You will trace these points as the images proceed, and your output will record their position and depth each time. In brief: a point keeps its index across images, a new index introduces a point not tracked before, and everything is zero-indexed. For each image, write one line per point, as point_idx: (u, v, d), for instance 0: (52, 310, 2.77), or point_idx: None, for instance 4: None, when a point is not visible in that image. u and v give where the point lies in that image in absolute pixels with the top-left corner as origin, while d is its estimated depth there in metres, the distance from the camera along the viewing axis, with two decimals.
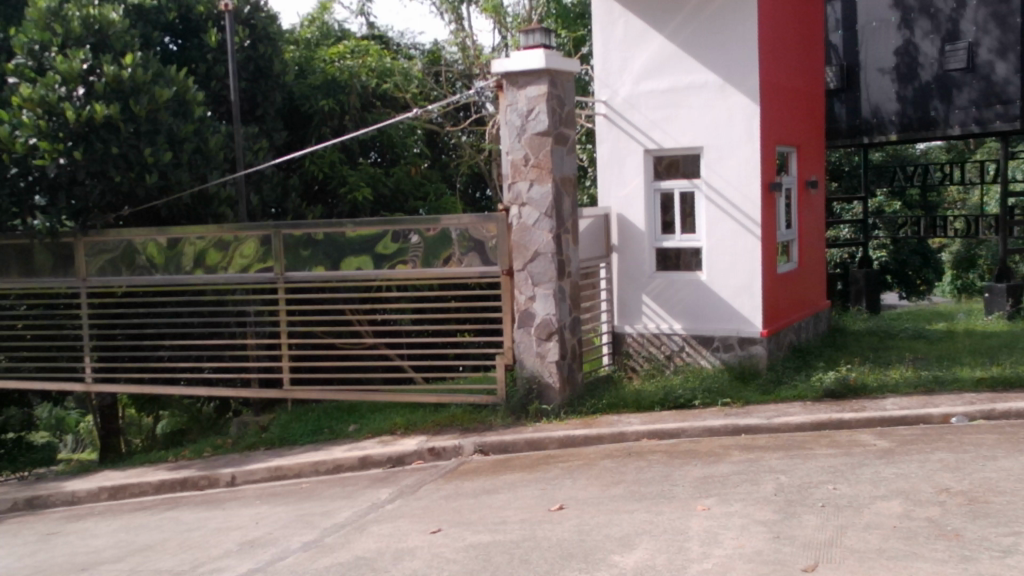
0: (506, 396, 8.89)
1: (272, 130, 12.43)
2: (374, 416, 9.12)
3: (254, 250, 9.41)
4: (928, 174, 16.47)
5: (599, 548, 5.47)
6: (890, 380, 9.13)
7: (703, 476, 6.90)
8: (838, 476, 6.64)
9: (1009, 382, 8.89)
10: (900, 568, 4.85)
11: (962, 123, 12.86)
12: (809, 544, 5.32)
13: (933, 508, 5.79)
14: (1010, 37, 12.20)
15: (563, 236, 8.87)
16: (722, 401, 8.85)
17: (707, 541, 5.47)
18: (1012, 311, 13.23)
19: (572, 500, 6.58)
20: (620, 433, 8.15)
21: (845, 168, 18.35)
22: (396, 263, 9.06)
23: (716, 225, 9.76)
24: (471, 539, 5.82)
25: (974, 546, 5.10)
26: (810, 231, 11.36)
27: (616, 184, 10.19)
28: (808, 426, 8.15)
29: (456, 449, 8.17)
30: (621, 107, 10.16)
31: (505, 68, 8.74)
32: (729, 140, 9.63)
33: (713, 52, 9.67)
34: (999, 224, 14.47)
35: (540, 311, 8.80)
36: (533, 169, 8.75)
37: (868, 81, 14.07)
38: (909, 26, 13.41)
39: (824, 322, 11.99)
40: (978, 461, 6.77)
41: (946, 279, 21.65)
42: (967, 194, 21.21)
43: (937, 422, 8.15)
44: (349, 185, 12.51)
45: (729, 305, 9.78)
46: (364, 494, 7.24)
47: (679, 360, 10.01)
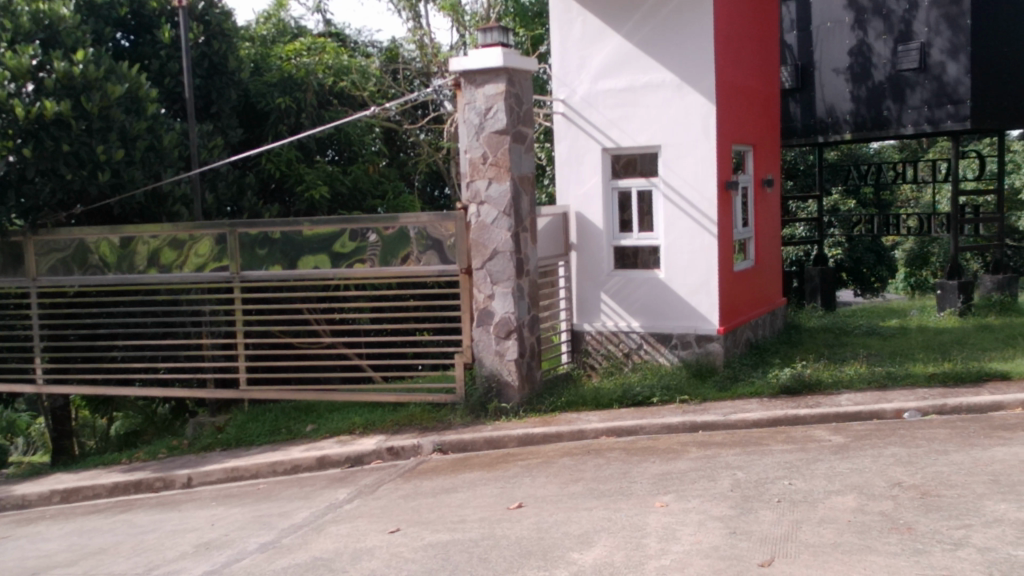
0: (465, 395, 8.87)
1: (227, 128, 12.28)
2: (332, 416, 9.06)
3: (209, 249, 9.30)
4: (882, 173, 16.70)
5: (558, 546, 5.48)
6: (844, 376, 9.25)
7: (661, 473, 6.94)
8: (794, 472, 6.71)
9: (959, 378, 9.06)
10: (855, 562, 4.91)
11: (914, 122, 13.06)
12: (765, 539, 5.37)
13: (886, 502, 5.88)
14: (960, 38, 12.42)
15: (522, 234, 8.87)
16: (680, 398, 8.91)
17: (665, 537, 5.50)
18: (963, 307, 13.46)
19: (531, 498, 6.58)
20: (579, 431, 8.18)
21: (800, 166, 18.60)
22: (354, 262, 9.02)
23: (673, 224, 9.82)
24: (430, 538, 5.80)
25: (926, 539, 5.18)
26: (766, 229, 11.46)
27: (574, 183, 10.21)
28: (765, 421, 8.25)
29: (415, 448, 8.14)
30: (579, 106, 10.19)
31: (463, 66, 8.72)
32: (686, 139, 9.69)
33: (670, 51, 9.73)
34: (951, 221, 14.66)
35: (499, 310, 8.80)
36: (491, 167, 8.75)
37: (823, 81, 14.21)
38: (862, 26, 13.60)
39: (780, 318, 12.11)
40: (930, 456, 6.88)
41: (899, 276, 21.95)
42: (920, 193, 21.55)
43: (890, 418, 8.27)
44: (306, 183, 12.43)
45: (686, 303, 9.84)
46: (322, 494, 7.20)
47: (637, 357, 10.07)
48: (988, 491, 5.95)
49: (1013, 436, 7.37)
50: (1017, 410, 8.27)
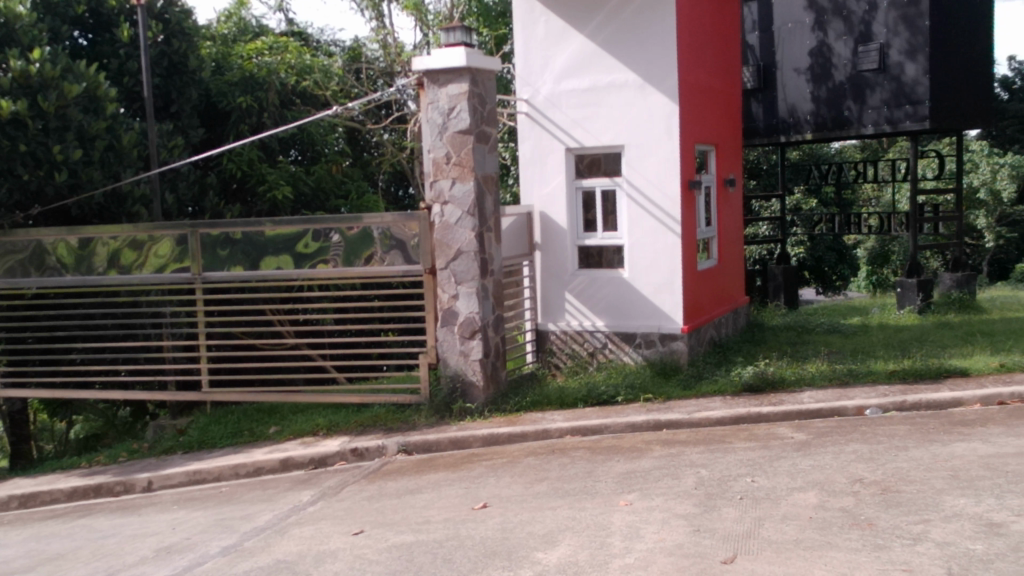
0: (430, 395, 8.85)
1: (188, 127, 12.12)
2: (295, 417, 8.99)
3: (169, 249, 9.20)
4: (843, 173, 16.87)
5: (523, 546, 5.48)
6: (806, 373, 9.33)
7: (625, 472, 6.96)
8: (756, 469, 6.76)
9: (919, 375, 9.17)
10: (816, 558, 4.96)
11: (874, 122, 13.21)
12: (728, 536, 5.40)
13: (848, 498, 5.94)
14: (919, 39, 12.58)
15: (486, 234, 8.87)
16: (644, 397, 8.94)
17: (629, 536, 5.52)
18: (923, 305, 13.64)
19: (496, 498, 6.58)
20: (544, 431, 8.19)
21: (763, 166, 18.81)
22: (317, 262, 8.97)
23: (637, 224, 9.86)
24: (394, 539, 5.78)
25: (886, 535, 5.23)
26: (729, 229, 11.53)
27: (538, 183, 10.23)
28: (728, 419, 8.31)
29: (379, 449, 8.11)
30: (543, 106, 10.20)
31: (426, 65, 8.69)
32: (649, 139, 9.73)
33: (633, 52, 9.77)
34: (910, 220, 14.83)
35: (463, 310, 8.79)
36: (454, 167, 8.73)
37: (784, 81, 14.31)
38: (822, 27, 13.73)
39: (743, 316, 12.20)
40: (890, 452, 6.96)
41: (861, 274, 22.20)
42: (881, 191, 21.80)
43: (852, 414, 8.36)
44: (268, 183, 12.34)
45: (650, 302, 9.88)
46: (285, 497, 7.14)
47: (601, 356, 10.10)
48: (947, 486, 6.03)
49: (971, 432, 7.47)
50: (975, 406, 8.39)
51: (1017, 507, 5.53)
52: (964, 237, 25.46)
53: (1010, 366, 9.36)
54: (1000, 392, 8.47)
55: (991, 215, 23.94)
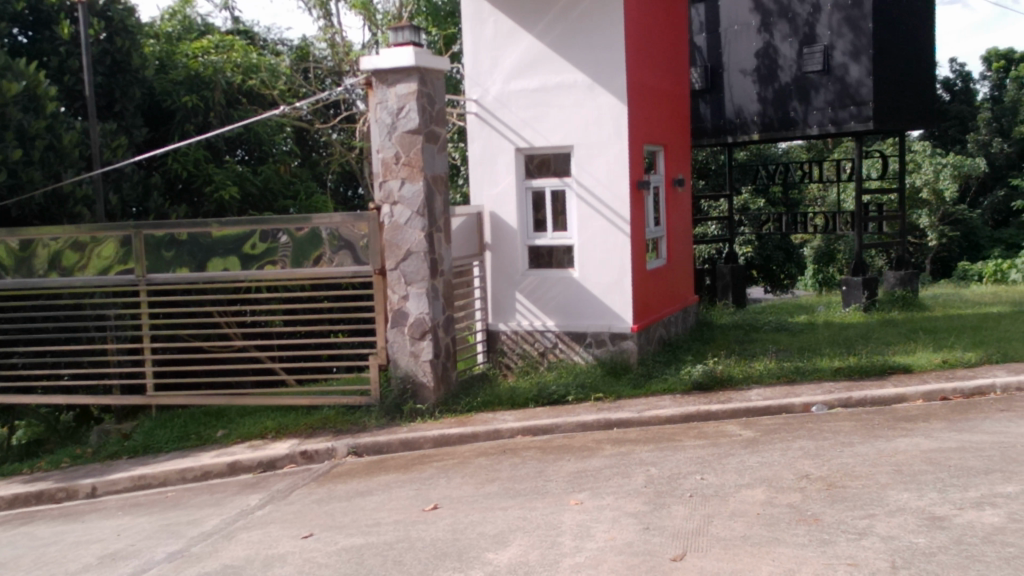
0: (380, 397, 8.79)
1: (131, 126, 11.93)
2: (243, 420, 8.89)
3: (113, 250, 9.06)
4: (789, 173, 17.09)
5: (473, 547, 5.47)
6: (754, 371, 9.44)
7: (576, 471, 6.99)
8: (705, 466, 6.82)
9: (864, 372, 9.33)
10: (764, 554, 5.01)
11: (819, 123, 13.39)
12: (677, 534, 5.44)
13: (795, 494, 6.01)
14: (862, 40, 12.78)
15: (435, 234, 8.84)
16: (595, 396, 8.98)
17: (579, 535, 5.54)
18: (867, 303, 13.86)
19: (446, 499, 6.56)
20: (495, 431, 8.19)
21: (711, 166, 19.07)
22: (264, 264, 8.88)
23: (587, 223, 9.90)
24: (344, 542, 5.74)
25: (832, 530, 5.31)
26: (678, 229, 11.63)
27: (488, 183, 10.22)
28: (678, 417, 8.37)
29: (329, 452, 8.05)
30: (493, 106, 10.20)
31: (375, 65, 8.64)
32: (599, 139, 9.77)
33: (582, 52, 9.80)
34: (855, 219, 15.05)
35: (413, 310, 8.76)
36: (403, 167, 8.69)
37: (731, 82, 14.46)
38: (768, 29, 13.92)
39: (692, 315, 12.29)
40: (836, 448, 7.06)
41: (807, 273, 22.52)
42: (826, 191, 22.14)
43: (799, 411, 8.48)
44: (215, 183, 12.21)
45: (600, 302, 9.92)
46: (233, 501, 7.06)
47: (552, 356, 10.12)
48: (890, 481, 6.14)
49: (915, 427, 7.61)
50: (919, 402, 8.56)
51: (959, 501, 5.64)
52: (908, 236, 25.96)
53: (952, 361, 9.56)
54: (942, 388, 8.66)
55: (933, 213, 24.45)
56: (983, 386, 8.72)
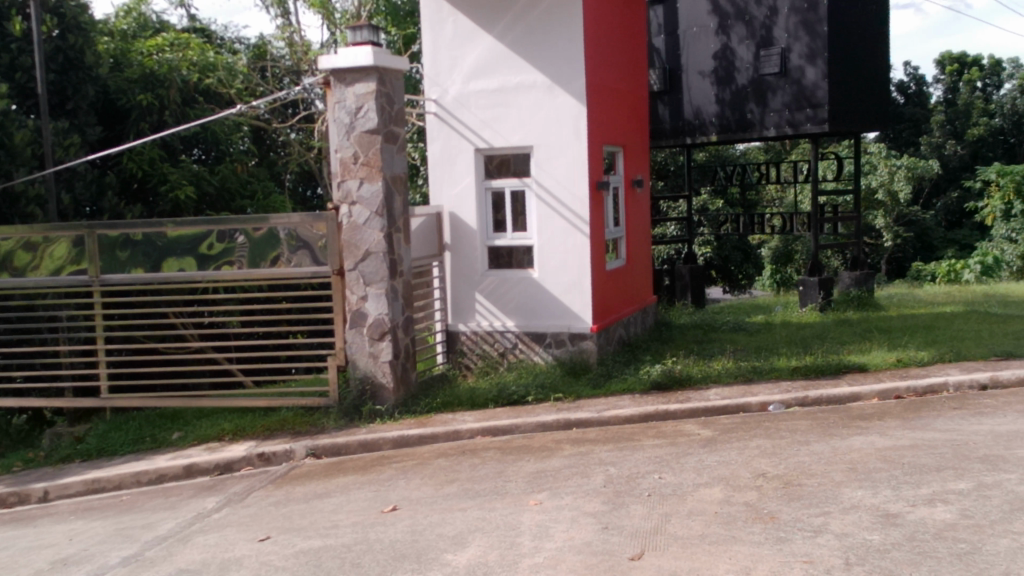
0: (338, 398, 8.74)
1: (85, 125, 11.77)
2: (200, 422, 8.79)
3: (66, 251, 8.92)
4: (747, 173, 17.24)
5: (432, 548, 5.45)
6: (713, 371, 9.51)
7: (535, 471, 7.00)
8: (664, 466, 6.86)
9: (819, 371, 9.44)
10: (721, 552, 5.05)
11: (776, 124, 13.52)
12: (636, 533, 5.47)
13: (752, 493, 6.07)
14: (817, 43, 12.93)
15: (394, 234, 8.80)
16: (554, 396, 8.99)
17: (538, 535, 5.55)
18: (824, 303, 14.02)
19: (405, 500, 6.54)
20: (454, 431, 8.17)
21: (670, 167, 19.24)
22: (221, 264, 8.80)
23: (547, 224, 9.91)
24: (302, 545, 5.70)
25: (788, 528, 5.36)
26: (637, 229, 11.68)
27: (448, 183, 10.20)
28: (637, 417, 8.41)
29: (287, 453, 7.99)
30: (452, 106, 10.18)
31: (333, 64, 8.58)
32: (558, 140, 9.79)
33: (541, 53, 9.82)
34: (812, 220, 15.21)
35: (372, 311, 8.71)
36: (362, 167, 8.64)
37: (689, 84, 14.55)
38: (725, 32, 14.04)
39: (651, 315, 12.35)
40: (792, 447, 7.14)
41: (765, 274, 22.73)
42: (783, 192, 22.38)
43: (756, 410, 8.56)
44: (171, 183, 12.06)
45: (560, 302, 9.94)
46: (189, 504, 6.98)
47: (512, 356, 10.12)
48: (845, 479, 6.21)
49: (869, 425, 7.72)
50: (873, 400, 8.68)
51: (911, 498, 5.72)
52: (864, 237, 26.29)
53: (906, 360, 9.70)
54: (896, 387, 8.79)
55: (888, 214, 24.79)
56: (936, 384, 8.85)
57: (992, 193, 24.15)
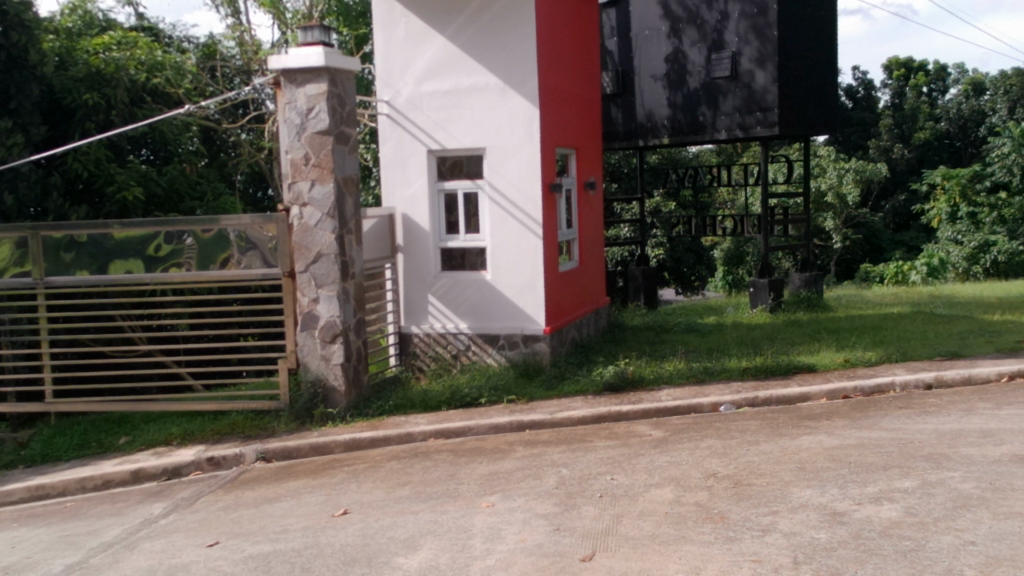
0: (290, 401, 8.66)
1: (29, 124, 11.53)
2: (148, 427, 8.66)
3: (9, 253, 8.76)
4: (700, 176, 17.39)
5: (383, 551, 5.43)
6: (664, 372, 9.58)
7: (488, 473, 6.99)
8: (616, 467, 6.89)
9: (770, 372, 9.54)
10: (671, 552, 5.08)
11: (727, 127, 13.65)
12: (587, 534, 5.48)
13: (703, 493, 6.12)
14: (768, 47, 13.07)
15: (346, 236, 8.75)
16: (507, 398, 8.99)
17: (490, 537, 5.54)
18: (774, 304, 14.17)
19: (357, 504, 6.50)
20: (407, 434, 8.14)
21: (623, 169, 19.42)
22: (169, 266, 8.71)
23: (500, 226, 9.91)
24: (251, 550, 5.64)
25: (738, 527, 5.41)
26: (590, 230, 11.72)
27: (400, 185, 10.17)
28: (589, 418, 8.43)
29: (237, 458, 7.91)
30: (404, 107, 10.15)
31: (283, 64, 8.51)
32: (511, 141, 9.80)
33: (493, 55, 9.82)
34: (763, 222, 15.35)
35: (324, 313, 8.65)
36: (313, 168, 8.58)
37: (642, 87, 14.65)
38: (677, 35, 14.16)
39: (604, 317, 12.37)
40: (742, 447, 7.20)
41: (717, 275, 22.92)
42: (736, 194, 22.64)
43: (707, 411, 8.62)
44: (117, 184, 11.88)
45: (513, 304, 9.94)
46: (136, 510, 6.87)
47: (465, 358, 10.10)
48: (794, 478, 6.28)
49: (818, 425, 7.80)
50: (822, 400, 8.78)
51: (858, 496, 5.80)
52: (814, 240, 26.65)
53: (854, 361, 9.85)
54: (844, 387, 8.91)
55: (837, 216, 25.13)
56: (883, 384, 8.98)
57: (939, 197, 24.57)
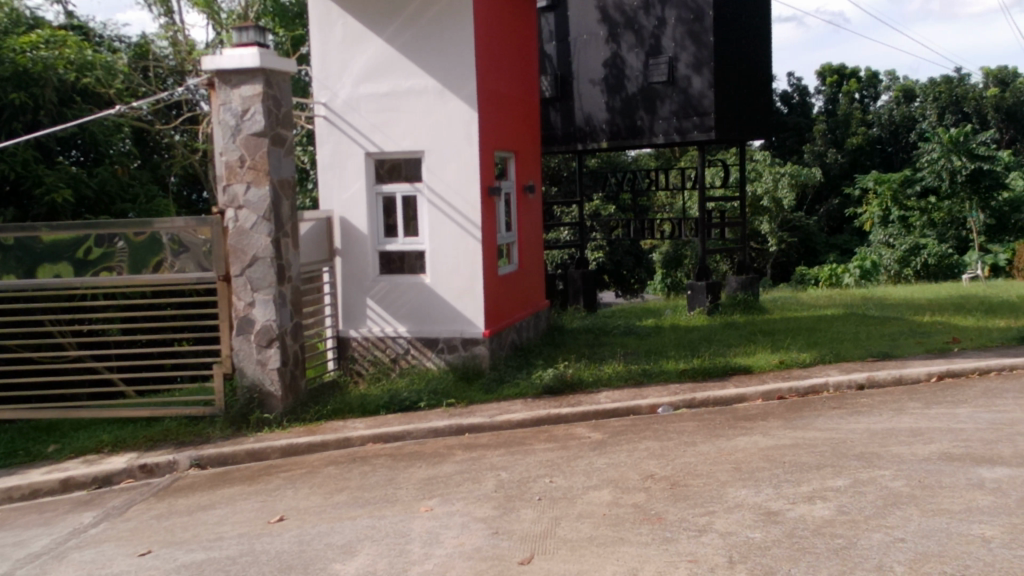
0: (225, 407, 8.53)
1: None
2: (78, 435, 8.45)
3: None
4: (638, 179, 17.53)
5: (320, 558, 5.37)
6: (604, 374, 9.63)
7: (427, 477, 6.96)
8: (555, 469, 6.91)
9: (707, 373, 9.65)
10: (609, 554, 5.11)
11: (665, 132, 13.78)
12: (526, 537, 5.49)
13: (640, 494, 6.16)
14: (704, 53, 13.24)
15: (283, 240, 8.65)
16: (446, 401, 8.96)
17: (428, 542, 5.51)
18: (711, 306, 14.31)
19: (293, 510, 6.42)
20: (345, 439, 8.07)
21: (563, 172, 19.66)
22: (100, 270, 8.52)
23: (438, 229, 9.88)
24: (184, 559, 5.54)
25: (674, 528, 5.46)
26: (529, 234, 11.75)
27: (338, 188, 10.08)
28: (529, 421, 8.44)
29: (170, 465, 7.75)
30: (341, 110, 10.08)
31: (217, 65, 8.39)
32: (449, 144, 9.78)
33: (432, 58, 9.79)
34: (700, 225, 15.49)
35: (260, 318, 8.55)
36: (248, 170, 8.47)
37: (580, 91, 14.73)
38: (615, 40, 14.27)
39: (543, 320, 12.39)
40: (679, 448, 7.27)
41: (656, 278, 22.78)
42: (674, 198, 22.90)
43: (645, 413, 8.69)
44: (46, 185, 11.60)
45: (452, 307, 9.91)
46: (64, 519, 6.70)
47: (404, 362, 10.04)
48: (729, 479, 6.35)
49: (753, 426, 7.91)
50: (757, 401, 8.91)
51: (792, 496, 5.89)
52: (751, 242, 27.08)
53: (788, 362, 10.02)
54: (779, 387, 9.05)
55: (773, 220, 25.57)
56: (817, 385, 9.14)
57: (871, 201, 25.11)
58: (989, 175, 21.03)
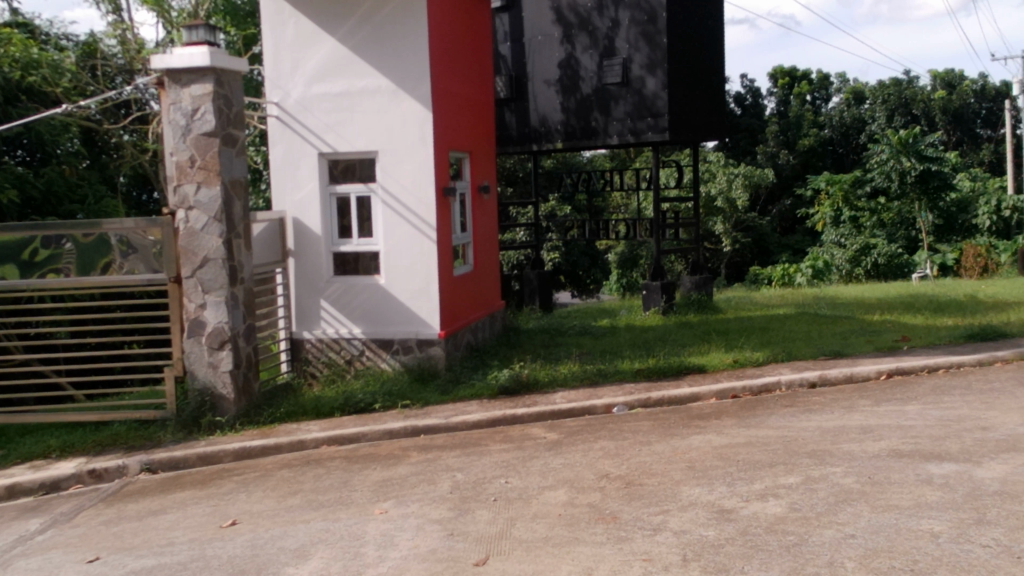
0: (176, 410, 8.41)
1: None
2: (24, 440, 8.28)
3: None
4: (593, 180, 17.59)
5: (273, 562, 5.31)
6: (560, 374, 9.66)
7: (381, 479, 6.92)
8: (510, 470, 6.90)
9: (662, 373, 9.71)
10: (564, 554, 5.11)
11: (619, 133, 13.85)
12: (481, 538, 5.48)
13: (595, 494, 6.18)
14: (657, 55, 13.33)
15: (235, 240, 8.56)
16: (402, 403, 8.91)
17: (383, 544, 5.48)
18: (666, 306, 14.39)
19: (245, 514, 6.35)
20: (299, 442, 8.00)
21: (518, 173, 19.73)
22: (47, 272, 8.37)
23: (393, 230, 9.83)
24: (133, 565, 5.45)
25: (628, 527, 5.48)
26: (484, 234, 11.73)
27: (291, 188, 10.00)
28: (485, 422, 8.43)
29: (119, 470, 7.63)
30: (294, 109, 10.00)
31: (166, 64, 8.27)
32: (403, 144, 9.74)
33: (386, 58, 9.74)
34: (654, 225, 15.57)
35: (211, 319, 8.45)
36: (199, 170, 8.36)
37: (535, 92, 14.74)
38: (570, 41, 14.31)
39: (499, 321, 12.37)
40: (635, 447, 7.30)
41: (612, 277, 22.77)
42: (629, 198, 23.04)
43: (601, 413, 8.72)
44: None
45: (407, 308, 9.87)
46: (9, 527, 6.56)
47: (359, 363, 9.97)
48: (684, 478, 6.39)
49: (707, 425, 7.96)
50: (711, 400, 8.97)
51: (745, 493, 5.94)
52: (705, 242, 27.29)
53: (742, 361, 10.11)
54: (732, 386, 9.11)
55: (727, 220, 25.84)
56: (770, 384, 9.22)
57: (823, 202, 25.45)
58: (938, 176, 21.45)
